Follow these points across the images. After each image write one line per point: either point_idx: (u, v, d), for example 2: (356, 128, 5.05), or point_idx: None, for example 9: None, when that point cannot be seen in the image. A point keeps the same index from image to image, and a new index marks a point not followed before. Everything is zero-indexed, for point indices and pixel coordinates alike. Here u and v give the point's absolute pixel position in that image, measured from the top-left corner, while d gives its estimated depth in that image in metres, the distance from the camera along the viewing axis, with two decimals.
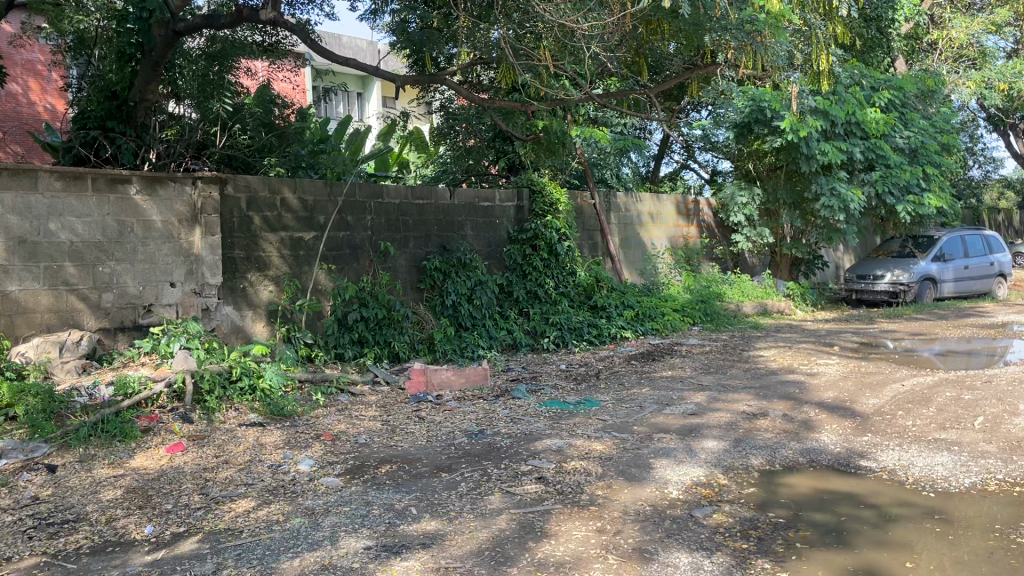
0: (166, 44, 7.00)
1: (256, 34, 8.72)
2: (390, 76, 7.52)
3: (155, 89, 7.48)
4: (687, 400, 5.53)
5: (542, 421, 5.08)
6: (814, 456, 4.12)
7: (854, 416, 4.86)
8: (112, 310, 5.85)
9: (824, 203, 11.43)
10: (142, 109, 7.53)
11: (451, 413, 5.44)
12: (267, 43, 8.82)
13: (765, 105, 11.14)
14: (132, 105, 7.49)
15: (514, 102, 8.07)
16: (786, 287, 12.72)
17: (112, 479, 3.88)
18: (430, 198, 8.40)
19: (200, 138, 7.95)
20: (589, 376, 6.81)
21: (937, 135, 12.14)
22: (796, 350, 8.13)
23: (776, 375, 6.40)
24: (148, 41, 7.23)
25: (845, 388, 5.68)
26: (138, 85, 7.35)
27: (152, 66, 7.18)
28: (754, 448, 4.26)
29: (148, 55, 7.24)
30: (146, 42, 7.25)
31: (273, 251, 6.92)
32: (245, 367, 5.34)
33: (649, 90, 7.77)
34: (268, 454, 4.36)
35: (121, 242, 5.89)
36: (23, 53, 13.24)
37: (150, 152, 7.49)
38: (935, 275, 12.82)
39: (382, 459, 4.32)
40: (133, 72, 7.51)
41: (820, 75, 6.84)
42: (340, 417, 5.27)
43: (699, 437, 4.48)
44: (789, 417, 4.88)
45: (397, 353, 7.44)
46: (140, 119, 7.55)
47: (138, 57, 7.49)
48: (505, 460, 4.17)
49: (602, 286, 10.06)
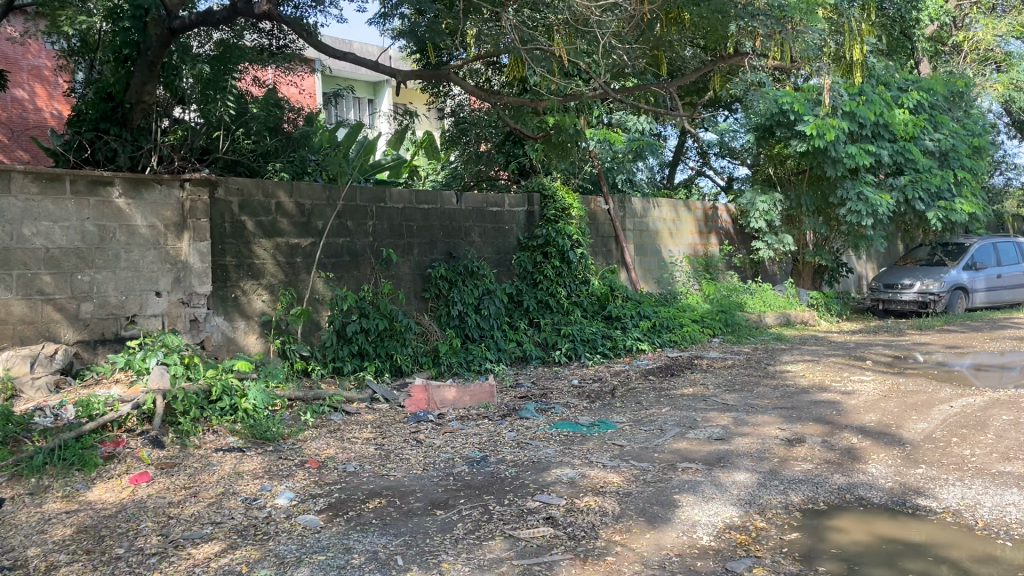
0: (162, 43, 6.51)
1: (263, 39, 8.44)
2: (390, 70, 7.00)
3: (152, 90, 6.90)
4: (711, 422, 5.01)
5: (551, 447, 4.58)
6: (863, 492, 3.60)
7: (903, 444, 4.31)
8: (92, 322, 5.41)
9: (850, 208, 10.87)
10: (139, 111, 6.96)
11: (453, 436, 4.96)
12: (275, 47, 8.51)
13: (786, 108, 10.59)
14: (128, 107, 6.93)
15: (524, 99, 7.52)
16: (809, 297, 12.19)
17: (64, 516, 3.45)
18: (436, 202, 7.95)
19: (202, 143, 7.40)
20: (604, 394, 6.28)
21: (968, 138, 11.54)
22: (827, 365, 7.55)
23: (808, 394, 5.85)
24: (143, 41, 6.79)
25: (888, 410, 5.13)
26: (134, 87, 6.78)
27: (147, 66, 6.64)
28: (794, 481, 3.74)
29: (143, 54, 6.70)
30: (142, 42, 6.80)
31: (268, 258, 6.49)
32: (227, 386, 4.89)
33: (669, 85, 7.25)
34: (244, 485, 3.90)
35: (102, 248, 5.46)
36: (29, 59, 12.92)
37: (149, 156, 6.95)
38: (967, 284, 12.20)
39: (370, 491, 3.83)
40: (130, 73, 7.03)
41: (853, 69, 6.31)
42: (330, 441, 4.79)
43: (729, 468, 3.96)
44: (829, 444, 4.35)
45: (399, 366, 6.95)
46: (137, 122, 6.97)
47: (134, 57, 7.07)
48: (509, 495, 3.67)
49: (617, 296, 9.53)
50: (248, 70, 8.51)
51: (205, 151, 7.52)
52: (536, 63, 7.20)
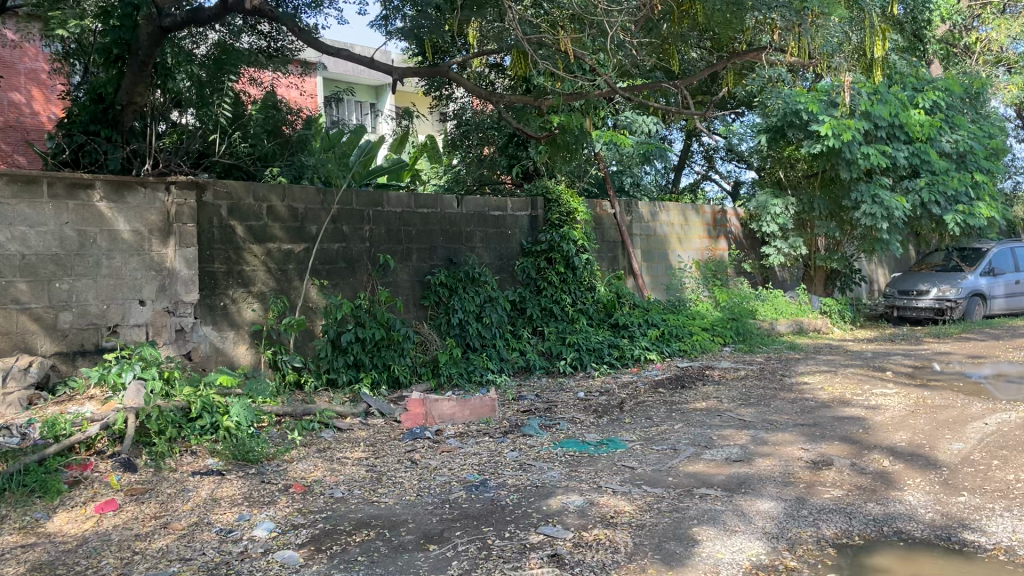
0: (155, 43, 6.12)
1: (262, 39, 8.09)
2: (386, 67, 6.66)
3: (144, 92, 6.47)
4: (729, 441, 4.65)
5: (557, 469, 4.23)
6: (901, 525, 3.24)
7: (939, 468, 3.95)
8: (70, 333, 5.09)
9: (865, 211, 10.54)
10: (130, 114, 6.52)
11: (452, 456, 4.62)
12: (274, 48, 8.16)
13: (799, 108, 10.26)
14: (119, 109, 6.48)
15: (528, 97, 7.18)
16: (821, 304, 11.83)
17: (17, 551, 3.11)
18: (436, 206, 7.62)
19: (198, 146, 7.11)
20: (612, 408, 5.93)
21: (986, 139, 11.15)
22: (846, 377, 7.18)
23: (829, 409, 5.50)
24: (135, 40, 6.36)
25: (919, 428, 4.77)
26: (124, 88, 6.34)
27: (139, 66, 6.26)
28: (823, 511, 3.39)
29: (135, 53, 6.29)
30: (133, 41, 6.38)
31: (258, 265, 6.17)
32: (208, 403, 4.55)
33: (681, 81, 6.90)
34: (219, 514, 3.56)
35: (82, 254, 5.14)
36: (26, 62, 12.30)
37: (144, 163, 6.59)
38: (985, 291, 11.83)
39: (358, 521, 3.49)
40: (121, 74, 6.55)
41: (875, 66, 5.97)
42: (318, 461, 4.46)
43: (752, 495, 3.61)
44: (859, 468, 3.98)
45: (397, 377, 6.62)
46: (129, 124, 6.55)
47: (125, 57, 6.62)
48: (510, 526, 3.33)
49: (624, 303, 9.21)
50: (242, 73, 8.22)
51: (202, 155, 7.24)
52: (539, 59, 6.90)
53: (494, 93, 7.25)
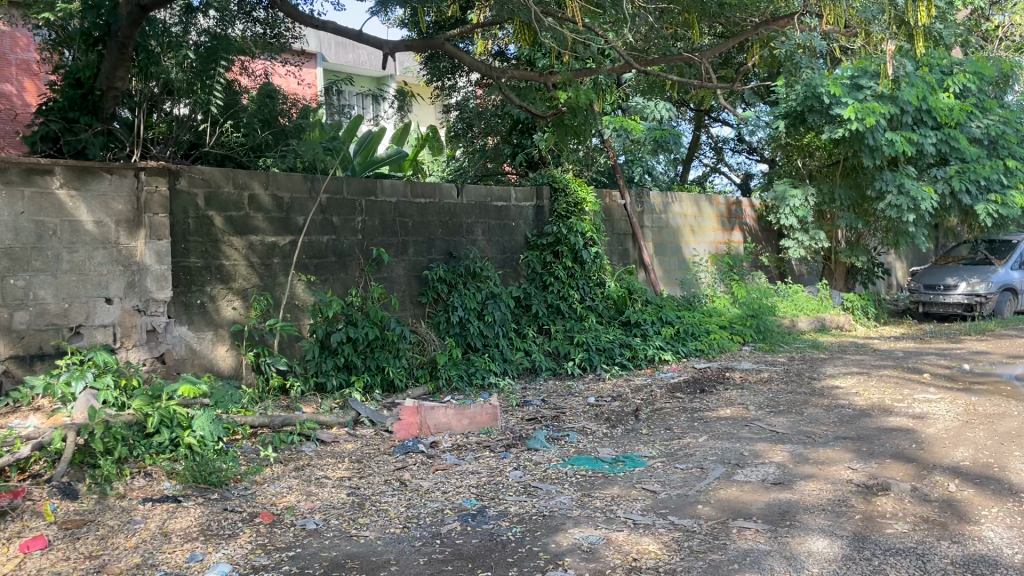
0: (133, 22, 5.24)
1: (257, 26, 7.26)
2: (377, 41, 6.05)
3: (127, 77, 5.60)
4: (762, 459, 4.07)
5: (566, 493, 3.66)
6: (988, 571, 2.66)
7: (1017, 494, 3.37)
8: (27, 334, 4.52)
9: (890, 202, 9.92)
10: (112, 100, 5.64)
11: (448, 475, 4.06)
12: (271, 35, 7.34)
13: (821, 90, 9.62)
14: (99, 95, 5.62)
15: (534, 73, 6.67)
16: (843, 299, 11.21)
17: None
18: (434, 196, 7.05)
19: (188, 137, 6.37)
20: (625, 417, 5.36)
21: (1019, 124, 10.49)
22: (884, 380, 6.56)
23: (870, 419, 4.90)
24: (115, 19, 5.44)
25: (981, 442, 4.18)
26: (103, 71, 5.49)
27: (119, 48, 5.38)
28: (890, 553, 2.81)
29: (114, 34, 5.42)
30: (111, 20, 5.45)
31: (239, 259, 5.60)
32: (168, 415, 4.00)
33: (699, 55, 6.20)
34: (168, 554, 3.00)
35: (39, 248, 4.56)
36: (17, 52, 11.33)
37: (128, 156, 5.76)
38: (1017, 285, 11.19)
39: (332, 561, 2.93)
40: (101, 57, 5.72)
41: (918, 36, 5.32)
42: (295, 483, 3.91)
43: (801, 531, 3.03)
44: (922, 494, 3.40)
45: (392, 381, 6.04)
46: (111, 113, 5.68)
47: (106, 39, 5.77)
48: (512, 571, 2.77)
49: (636, 299, 8.61)
50: (237, 58, 7.00)
51: (193, 146, 6.51)
52: (543, 32, 6.26)
53: (496, 68, 6.71)
